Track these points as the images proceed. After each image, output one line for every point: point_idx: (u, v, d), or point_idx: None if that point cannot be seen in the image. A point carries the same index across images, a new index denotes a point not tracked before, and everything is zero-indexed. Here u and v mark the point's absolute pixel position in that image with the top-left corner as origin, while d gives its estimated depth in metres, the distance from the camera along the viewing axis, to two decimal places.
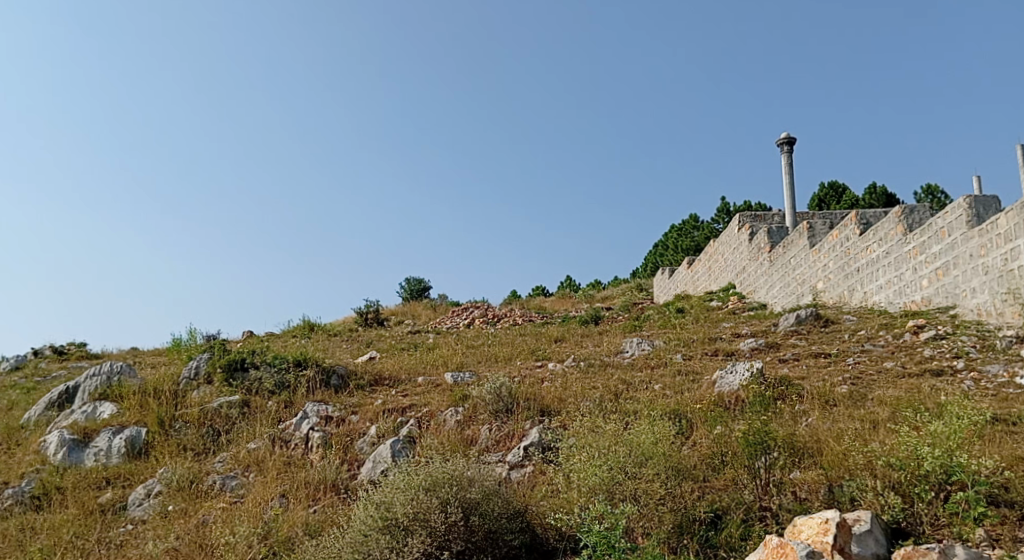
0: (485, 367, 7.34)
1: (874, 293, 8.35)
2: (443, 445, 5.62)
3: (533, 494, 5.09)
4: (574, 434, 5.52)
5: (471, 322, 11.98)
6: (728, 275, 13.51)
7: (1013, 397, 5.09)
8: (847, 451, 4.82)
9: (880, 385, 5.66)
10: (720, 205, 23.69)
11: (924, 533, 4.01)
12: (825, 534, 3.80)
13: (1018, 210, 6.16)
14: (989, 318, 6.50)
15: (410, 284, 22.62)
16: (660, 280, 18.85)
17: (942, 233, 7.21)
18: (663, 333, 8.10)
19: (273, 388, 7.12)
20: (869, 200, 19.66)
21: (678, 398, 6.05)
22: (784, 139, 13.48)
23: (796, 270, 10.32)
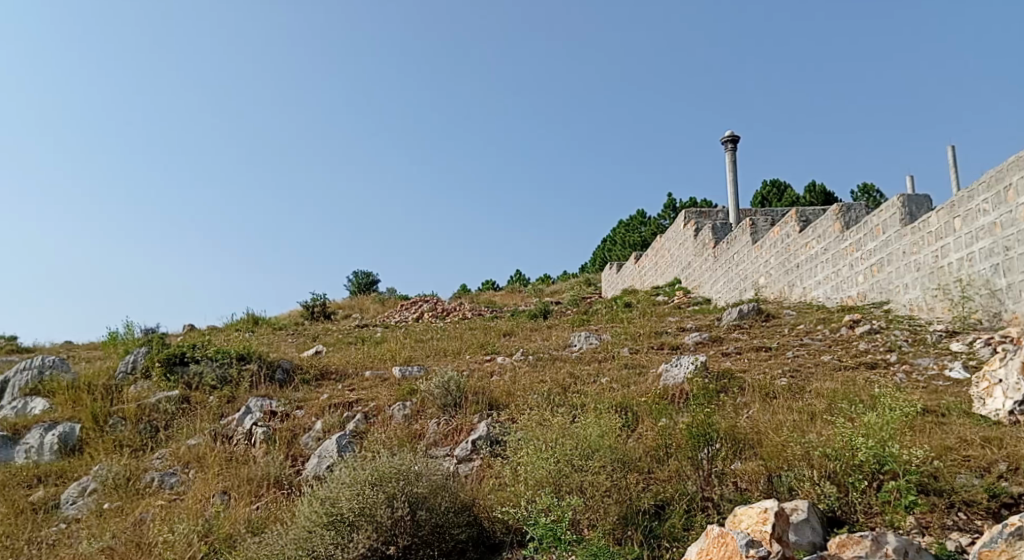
0: (433, 361, 7.31)
1: (813, 289, 8.60)
2: (390, 440, 5.58)
3: (481, 488, 5.09)
4: (522, 427, 5.55)
5: (419, 316, 11.86)
6: (674, 270, 13.73)
7: (942, 389, 5.31)
8: (785, 442, 4.95)
9: (818, 378, 5.83)
10: (668, 201, 24.05)
11: (858, 521, 4.17)
12: (763, 523, 3.90)
13: (948, 209, 6.45)
14: (920, 313, 6.77)
15: (359, 278, 22.31)
16: (609, 275, 19.02)
17: (877, 230, 7.46)
18: (611, 327, 8.18)
19: (215, 383, 6.96)
20: (808, 198, 20.24)
21: (625, 391, 6.14)
22: (729, 137, 13.76)
23: (739, 265, 10.54)
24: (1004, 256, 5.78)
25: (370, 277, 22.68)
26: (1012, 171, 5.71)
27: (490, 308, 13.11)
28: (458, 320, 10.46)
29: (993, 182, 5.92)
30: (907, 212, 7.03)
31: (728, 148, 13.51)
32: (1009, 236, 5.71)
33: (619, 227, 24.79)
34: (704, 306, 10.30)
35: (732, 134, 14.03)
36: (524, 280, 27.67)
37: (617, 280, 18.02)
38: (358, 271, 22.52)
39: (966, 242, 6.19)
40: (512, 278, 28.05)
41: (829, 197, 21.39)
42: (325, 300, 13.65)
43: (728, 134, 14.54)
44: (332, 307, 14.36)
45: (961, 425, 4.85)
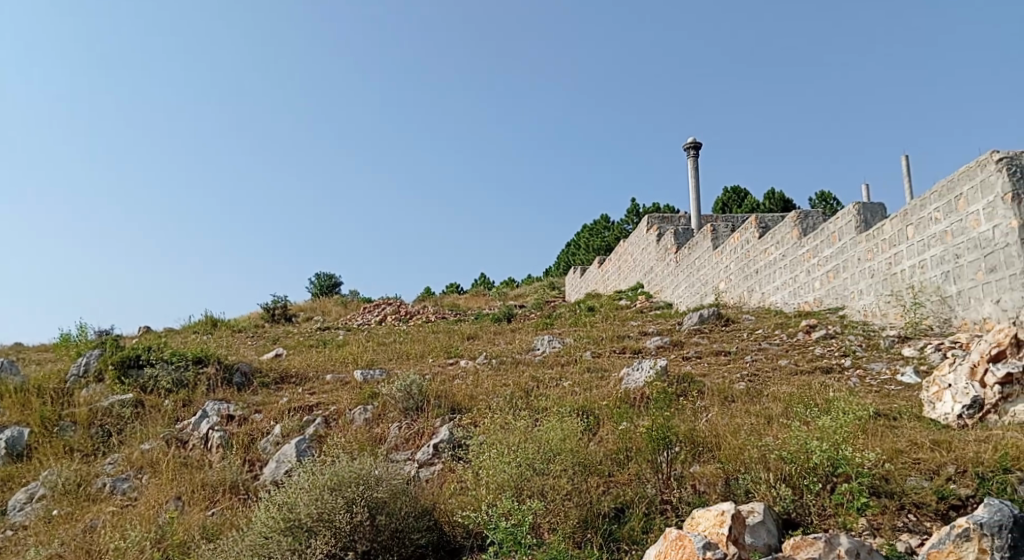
0: (395, 365, 7.26)
1: (772, 294, 8.74)
2: (350, 444, 5.53)
3: (442, 492, 5.06)
4: (485, 431, 5.54)
5: (382, 319, 11.77)
6: (636, 275, 13.84)
7: (894, 393, 5.42)
8: (743, 445, 5.02)
9: (774, 382, 5.93)
10: (633, 206, 24.26)
11: (812, 523, 4.25)
12: (720, 526, 3.95)
13: (901, 217, 6.63)
14: (874, 318, 6.91)
15: (321, 281, 22.14)
16: (573, 279, 19.10)
17: (833, 237, 7.62)
18: (575, 331, 8.21)
19: (170, 386, 6.82)
20: (768, 205, 20.61)
21: (587, 395, 6.16)
22: (692, 144, 13.93)
23: (700, 270, 10.67)
24: (954, 264, 5.96)
25: (332, 279, 22.50)
26: (962, 182, 5.89)
27: (455, 311, 13.08)
28: (421, 323, 10.40)
29: (945, 191, 6.10)
30: (862, 219, 7.21)
31: (691, 154, 13.67)
32: (959, 245, 5.90)
33: (584, 231, 24.92)
34: (665, 311, 10.38)
35: (695, 141, 14.22)
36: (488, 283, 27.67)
37: (580, 284, 18.11)
38: (320, 273, 22.35)
39: (919, 250, 6.37)
40: (477, 282, 28.05)
41: (789, 204, 21.79)
42: (287, 302, 13.47)
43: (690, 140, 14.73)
44: (294, 310, 14.18)
45: (912, 429, 4.96)
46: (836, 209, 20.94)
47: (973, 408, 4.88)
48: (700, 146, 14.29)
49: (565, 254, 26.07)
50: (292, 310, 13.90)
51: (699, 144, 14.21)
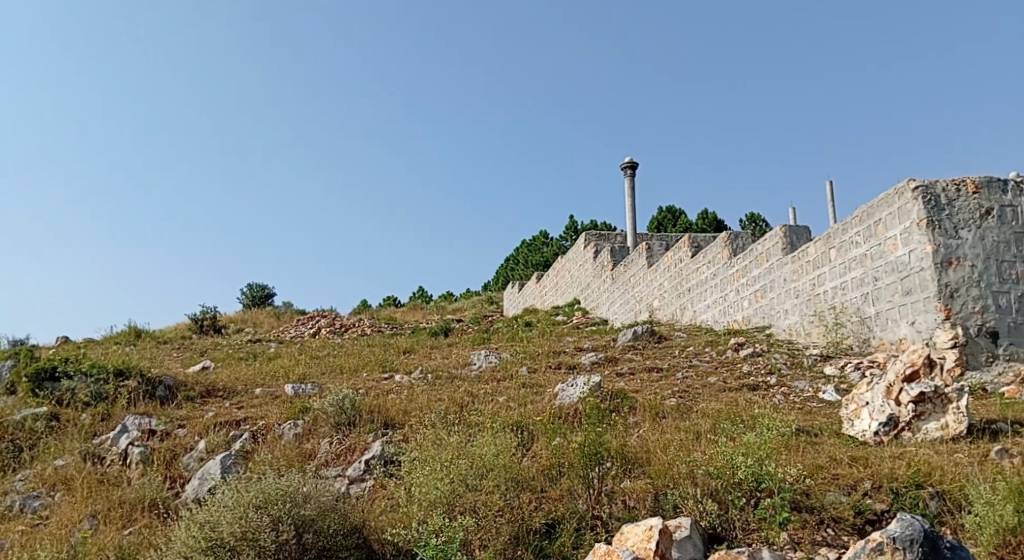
0: (328, 379, 7.13)
1: (702, 312, 8.96)
2: (278, 460, 5.40)
3: (372, 509, 4.98)
4: (417, 447, 5.48)
5: (316, 332, 11.59)
6: (573, 291, 14.00)
7: (816, 410, 5.60)
8: (672, 461, 5.10)
9: (703, 398, 6.06)
10: (573, 223, 24.59)
11: (736, 538, 4.35)
12: (648, 540, 4.00)
13: (825, 240, 6.90)
14: (798, 337, 7.16)
15: (254, 291, 21.71)
16: (512, 294, 19.16)
17: (761, 258, 7.87)
18: (511, 346, 8.23)
19: (89, 399, 6.55)
20: (701, 225, 21.20)
21: (521, 410, 6.17)
22: (629, 163, 14.22)
23: (636, 288, 10.85)
24: (873, 286, 6.22)
25: (265, 291, 22.04)
26: (881, 208, 6.17)
27: (392, 325, 12.97)
28: (357, 336, 10.27)
29: (865, 217, 6.38)
30: (788, 242, 7.47)
31: (628, 174, 13.94)
32: (878, 268, 6.16)
33: (524, 246, 25.08)
34: (601, 327, 10.50)
35: (632, 161, 14.54)
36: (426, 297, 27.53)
37: (519, 298, 18.18)
38: (253, 285, 21.90)
39: (841, 272, 6.64)
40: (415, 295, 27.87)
41: (721, 225, 22.44)
42: (217, 313, 13.10)
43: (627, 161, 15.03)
44: (225, 321, 13.80)
45: (832, 445, 5.13)
46: (763, 231, 21.72)
47: (888, 425, 5.07)
48: (637, 166, 14.61)
49: (504, 268, 26.11)
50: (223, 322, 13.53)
51: (636, 164, 14.52)
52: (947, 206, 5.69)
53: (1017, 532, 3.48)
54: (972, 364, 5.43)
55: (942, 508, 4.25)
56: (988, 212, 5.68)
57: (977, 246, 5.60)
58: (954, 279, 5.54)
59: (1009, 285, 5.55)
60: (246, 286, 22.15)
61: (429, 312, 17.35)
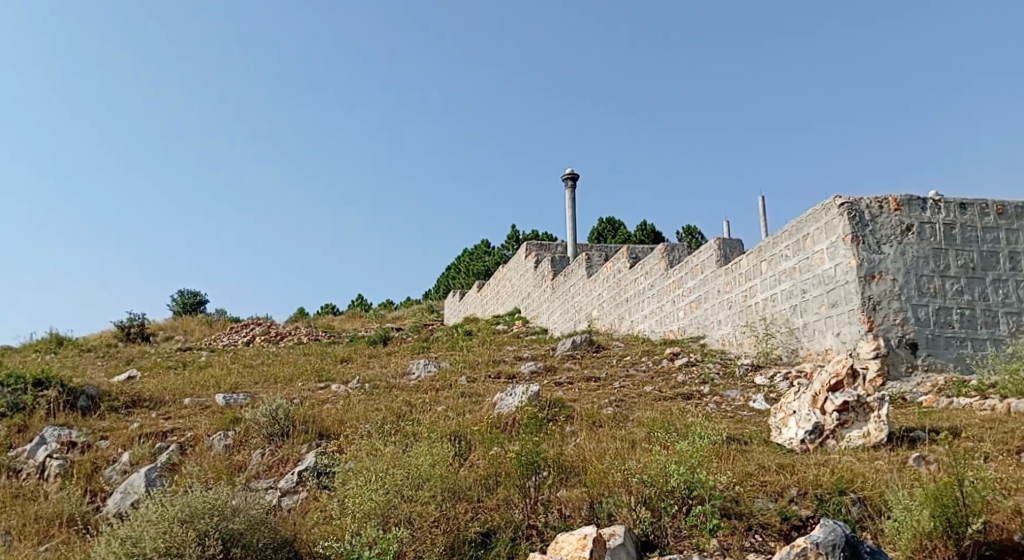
0: (261, 388, 6.98)
1: (640, 322, 9.10)
2: (206, 472, 5.25)
3: (304, 522, 4.87)
4: (352, 458, 5.39)
5: (251, 340, 11.34)
6: (514, 300, 14.05)
7: (746, 419, 5.74)
8: (607, 470, 5.15)
9: (639, 407, 6.14)
10: (516, 233, 24.72)
11: (668, 545, 4.40)
12: (582, 549, 4.03)
13: (756, 253, 7.10)
14: (731, 347, 7.34)
15: (185, 297, 21.17)
16: (452, 303, 19.11)
17: (696, 269, 8.06)
18: (451, 354, 8.21)
19: (4, 410, 6.25)
20: (640, 236, 21.60)
21: (460, 420, 6.16)
22: (570, 174, 14.39)
23: (575, 297, 10.96)
24: (801, 298, 6.43)
25: (197, 297, 21.48)
26: (809, 223, 6.38)
27: (330, 333, 12.77)
28: (293, 344, 10.09)
29: (794, 231, 6.60)
30: (722, 254, 7.67)
31: (569, 185, 14.09)
32: (806, 281, 6.37)
33: (465, 254, 25.06)
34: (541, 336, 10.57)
35: (573, 172, 14.73)
36: (365, 304, 27.24)
37: (460, 307, 18.11)
38: (184, 291, 21.32)
39: (771, 284, 6.84)
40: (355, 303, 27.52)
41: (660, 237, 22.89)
42: (145, 321, 12.66)
43: (569, 171, 15.20)
44: (154, 329, 13.35)
45: (761, 453, 5.26)
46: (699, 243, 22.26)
47: (814, 433, 5.23)
48: (577, 176, 14.79)
49: (446, 276, 26.03)
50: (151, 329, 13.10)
51: (576, 176, 14.72)
52: (871, 222, 5.92)
53: (933, 536, 3.50)
54: (893, 374, 5.64)
55: (863, 513, 4.39)
56: (908, 228, 5.94)
57: (898, 261, 5.84)
58: (877, 292, 5.76)
59: (928, 298, 5.80)
60: (176, 292, 21.53)
61: (365, 320, 17.32)
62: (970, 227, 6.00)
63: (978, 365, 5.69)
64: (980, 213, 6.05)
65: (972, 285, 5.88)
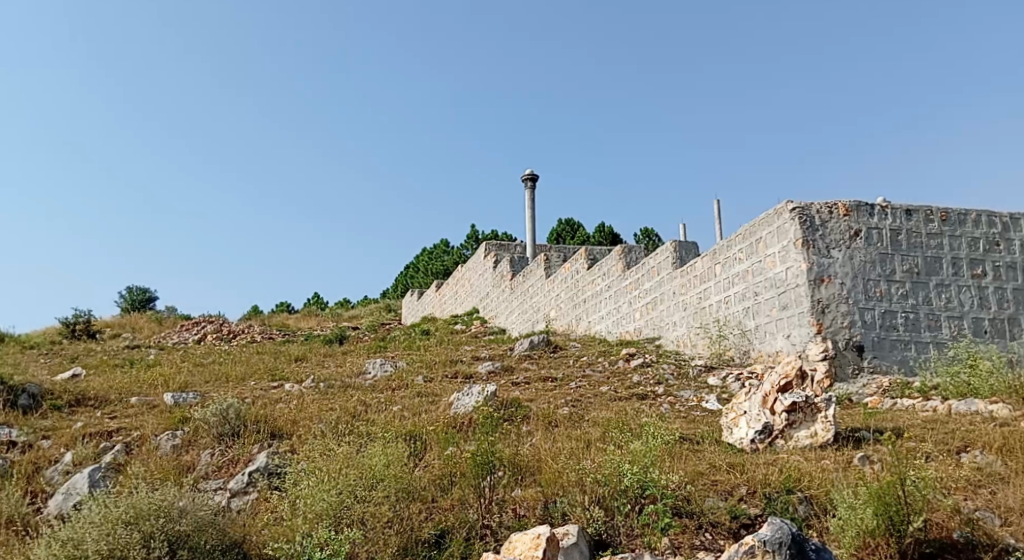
0: (212, 388, 6.85)
1: (597, 323, 9.18)
2: (153, 473, 5.13)
3: (254, 523, 4.78)
4: (305, 459, 5.32)
5: (202, 339, 11.12)
6: (472, 300, 14.04)
7: (699, 419, 5.83)
8: (562, 469, 5.17)
9: (595, 407, 6.19)
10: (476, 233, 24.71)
11: (621, 543, 4.43)
12: (535, 549, 4.03)
13: (711, 256, 7.22)
14: (685, 348, 7.45)
15: (134, 294, 20.71)
16: (410, 303, 19.00)
17: (652, 271, 8.15)
18: (408, 354, 8.16)
19: None
20: (598, 238, 21.78)
21: (415, 420, 6.13)
22: (529, 175, 14.43)
23: (534, 297, 11.00)
24: (753, 301, 6.55)
25: (146, 294, 21.02)
26: (762, 227, 6.51)
27: (285, 332, 12.59)
28: (246, 343, 9.93)
29: (747, 235, 6.72)
30: (677, 256, 7.77)
31: (527, 186, 14.13)
32: (758, 283, 6.50)
33: (423, 254, 24.93)
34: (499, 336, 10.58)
35: (532, 173, 14.79)
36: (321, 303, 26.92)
37: (418, 307, 18.05)
38: (133, 288, 20.85)
39: (725, 286, 6.96)
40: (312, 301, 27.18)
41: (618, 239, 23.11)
42: (91, 318, 12.31)
43: (529, 172, 15.26)
44: (101, 326, 12.99)
45: (712, 452, 5.34)
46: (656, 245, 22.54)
47: (763, 433, 5.33)
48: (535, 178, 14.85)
49: (404, 276, 25.88)
50: (97, 327, 12.75)
51: (535, 177, 14.77)
52: (821, 227, 6.06)
53: (876, 534, 3.58)
54: (840, 376, 5.78)
55: (809, 512, 4.47)
56: (856, 234, 6.09)
57: (846, 265, 5.99)
58: (826, 296, 5.91)
59: (874, 302, 5.96)
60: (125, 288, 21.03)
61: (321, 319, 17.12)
62: (916, 233, 6.19)
63: (921, 367, 5.87)
64: (925, 220, 6.24)
65: (916, 290, 6.07)
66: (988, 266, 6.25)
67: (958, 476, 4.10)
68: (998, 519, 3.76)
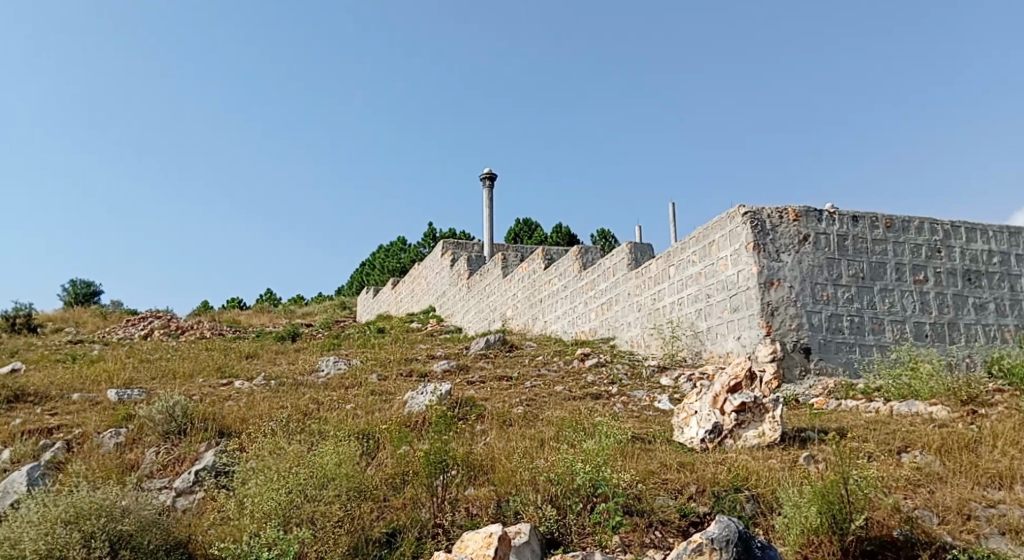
0: (158, 384, 6.68)
1: (553, 323, 9.23)
2: (94, 471, 4.98)
3: (199, 523, 4.67)
4: (253, 457, 5.22)
5: (150, 334, 10.84)
6: (429, 298, 13.97)
7: (651, 418, 5.90)
8: (515, 468, 5.18)
9: (549, 406, 6.22)
10: (435, 232, 24.61)
11: (572, 542, 4.45)
12: (487, 548, 4.02)
13: (665, 257, 7.32)
14: (639, 349, 7.54)
15: (78, 288, 20.08)
16: (366, 300, 18.82)
17: (608, 272, 8.23)
18: (362, 352, 8.08)
19: None
20: (556, 238, 21.89)
21: (368, 418, 6.07)
22: (488, 174, 14.43)
23: (491, 297, 11.01)
24: (706, 302, 6.67)
25: (91, 288, 20.39)
26: (715, 230, 6.63)
27: (237, 328, 12.35)
28: (195, 339, 9.71)
29: (701, 238, 6.84)
30: (633, 258, 7.87)
31: (486, 185, 14.13)
32: (711, 286, 6.62)
33: (381, 251, 24.71)
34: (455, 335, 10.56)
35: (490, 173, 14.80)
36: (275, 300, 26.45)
37: (372, 304, 17.93)
38: (77, 281, 20.22)
39: (678, 288, 7.07)
40: (265, 298, 26.69)
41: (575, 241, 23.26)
42: (32, 312, 11.89)
43: (488, 171, 15.28)
44: (42, 320, 12.54)
45: (663, 451, 5.41)
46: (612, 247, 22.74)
47: (713, 433, 5.43)
48: (494, 177, 14.86)
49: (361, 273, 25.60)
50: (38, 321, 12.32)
51: (493, 176, 14.78)
52: (771, 231, 6.20)
53: (820, 531, 3.67)
54: (788, 377, 5.92)
55: (756, 510, 4.56)
56: (805, 238, 6.24)
57: (795, 269, 6.14)
58: (775, 298, 6.04)
59: (821, 305, 6.12)
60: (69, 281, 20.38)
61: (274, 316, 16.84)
62: (862, 239, 6.38)
63: (865, 369, 6.05)
64: (871, 226, 6.44)
65: (861, 294, 6.25)
66: (929, 271, 6.47)
67: (899, 475, 4.22)
68: (936, 517, 3.87)
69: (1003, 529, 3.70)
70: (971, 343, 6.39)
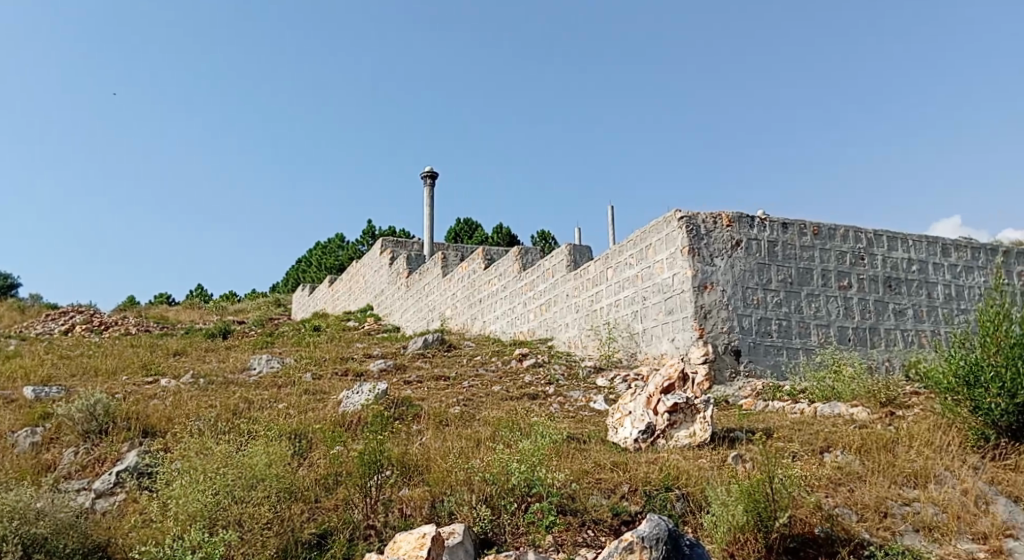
0: (79, 382, 6.41)
1: (492, 323, 9.24)
2: (6, 472, 4.74)
3: (120, 525, 4.48)
4: (179, 457, 5.04)
5: (72, 330, 10.37)
6: (366, 296, 13.80)
7: (586, 418, 5.96)
8: (451, 468, 5.15)
9: (486, 406, 6.22)
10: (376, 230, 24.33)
11: (505, 541, 4.45)
12: (420, 548, 3.97)
13: (603, 259, 7.42)
14: (576, 349, 7.62)
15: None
16: (303, 298, 18.45)
17: (547, 273, 8.29)
18: (297, 351, 7.93)
19: None
20: (497, 238, 21.95)
21: (301, 418, 5.96)
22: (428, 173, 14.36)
23: (430, 296, 10.94)
24: (642, 304, 6.79)
25: (9, 280, 19.39)
26: (652, 233, 6.76)
27: (165, 325, 11.91)
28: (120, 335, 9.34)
29: (638, 241, 6.96)
30: (572, 259, 7.95)
31: (426, 183, 14.05)
32: (647, 288, 6.74)
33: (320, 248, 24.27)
34: (394, 334, 10.46)
35: (430, 171, 14.72)
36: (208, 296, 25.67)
37: (309, 301, 17.58)
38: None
39: (615, 290, 7.17)
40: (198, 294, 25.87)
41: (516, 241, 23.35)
42: None
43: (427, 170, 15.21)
44: None
45: (597, 451, 5.48)
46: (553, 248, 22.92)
47: (646, 433, 5.52)
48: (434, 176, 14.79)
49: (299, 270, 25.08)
50: None
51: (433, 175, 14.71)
52: (706, 235, 6.36)
53: (745, 529, 3.76)
54: (719, 379, 6.07)
55: (685, 508, 4.66)
56: (737, 243, 6.42)
57: (727, 273, 6.30)
58: (708, 301, 6.19)
59: (752, 309, 6.30)
60: None
61: (205, 312, 16.31)
62: (791, 245, 6.60)
63: (792, 372, 6.25)
64: (799, 233, 6.66)
65: (789, 299, 6.46)
66: (853, 278, 6.74)
67: (820, 474, 4.37)
68: (855, 515, 4.03)
69: (916, 525, 3.88)
70: (890, 347, 6.68)
